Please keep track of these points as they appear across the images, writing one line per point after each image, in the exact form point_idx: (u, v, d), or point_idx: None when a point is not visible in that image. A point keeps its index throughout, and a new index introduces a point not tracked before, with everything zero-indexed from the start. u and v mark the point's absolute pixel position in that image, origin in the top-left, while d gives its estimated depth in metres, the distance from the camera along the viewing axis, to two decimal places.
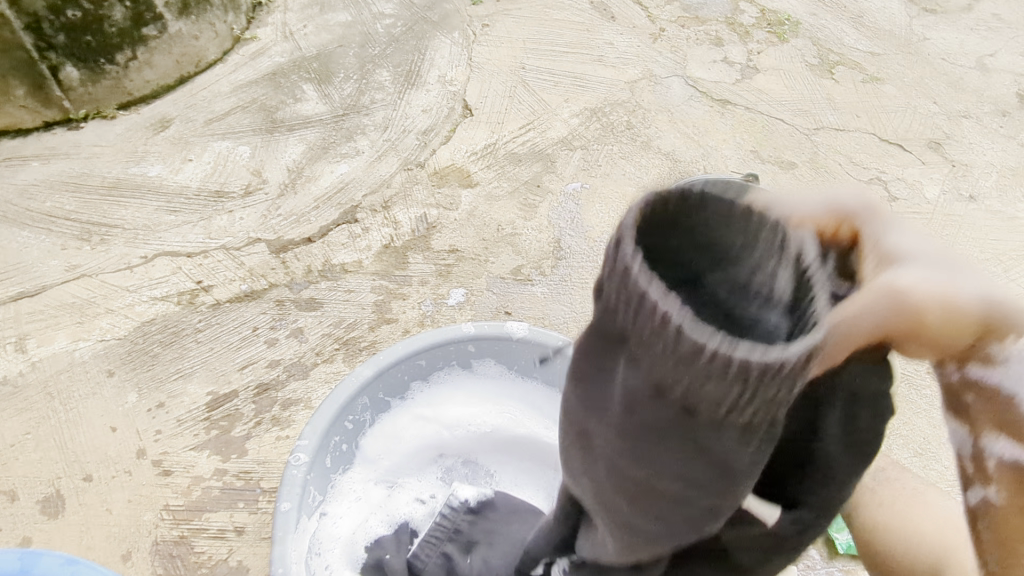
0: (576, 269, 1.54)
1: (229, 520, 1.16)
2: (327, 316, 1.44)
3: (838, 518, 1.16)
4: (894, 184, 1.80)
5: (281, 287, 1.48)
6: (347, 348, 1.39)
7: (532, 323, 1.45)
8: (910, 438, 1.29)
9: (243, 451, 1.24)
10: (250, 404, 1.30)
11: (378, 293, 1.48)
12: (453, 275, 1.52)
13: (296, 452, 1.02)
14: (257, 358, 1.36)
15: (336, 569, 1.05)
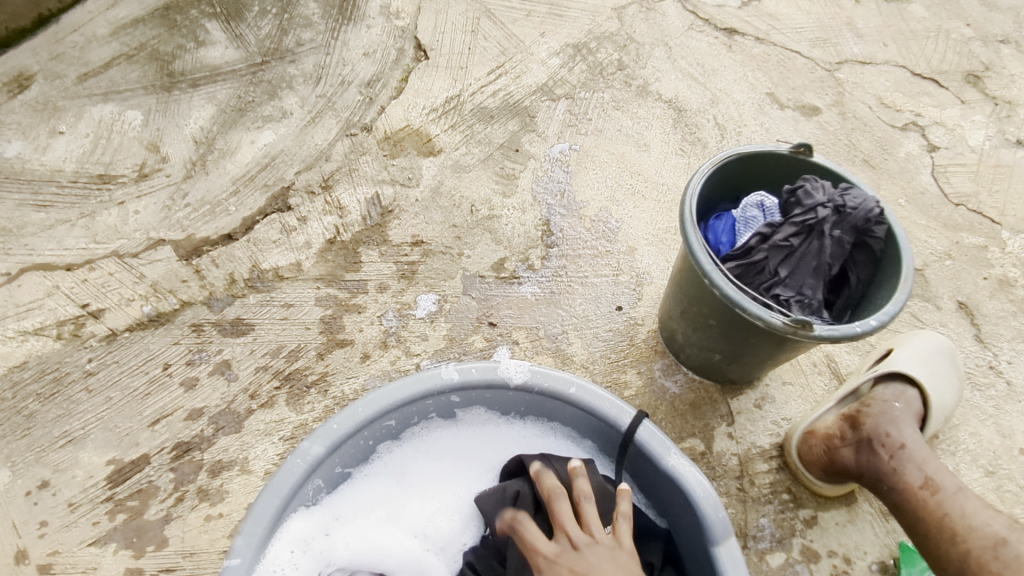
0: (571, 260, 1.25)
1: None
2: (261, 342, 1.12)
3: (910, 567, 0.97)
4: (931, 130, 1.54)
5: (197, 305, 1.15)
6: (291, 384, 1.09)
7: (523, 334, 1.16)
8: (977, 453, 1.11)
9: (163, 540, 0.95)
10: (166, 473, 1.00)
11: (325, 307, 1.16)
12: (420, 276, 1.21)
13: None
14: (172, 408, 1.05)
15: None
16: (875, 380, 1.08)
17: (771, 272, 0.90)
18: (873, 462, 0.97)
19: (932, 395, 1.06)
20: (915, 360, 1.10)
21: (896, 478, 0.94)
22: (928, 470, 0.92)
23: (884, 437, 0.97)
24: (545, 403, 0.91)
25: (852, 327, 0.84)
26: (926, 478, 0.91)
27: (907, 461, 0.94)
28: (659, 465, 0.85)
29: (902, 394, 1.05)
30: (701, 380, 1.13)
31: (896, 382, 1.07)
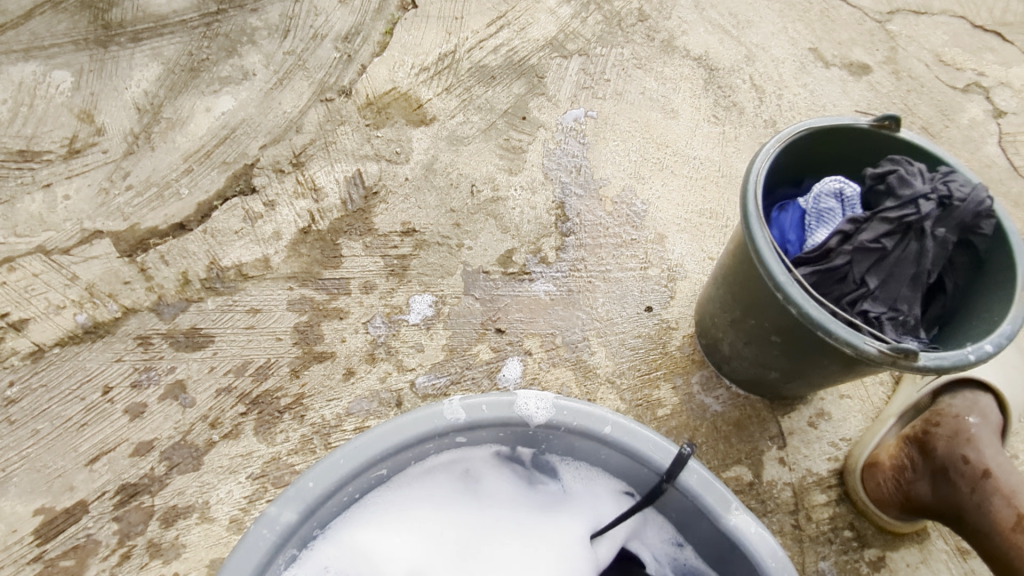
0: (591, 250, 1.06)
1: None
2: (222, 357, 0.93)
3: None
4: (996, 92, 1.34)
5: (143, 312, 0.95)
6: (260, 409, 0.90)
7: (537, 343, 0.98)
8: None
9: None
10: (108, 525, 0.82)
11: (299, 312, 0.97)
12: (412, 273, 1.01)
13: None
14: (114, 442, 0.86)
15: None
16: (940, 390, 0.92)
17: (857, 282, 0.73)
18: (952, 498, 0.81)
19: (1010, 399, 0.90)
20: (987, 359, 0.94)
21: (981, 515, 0.78)
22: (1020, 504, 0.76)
23: (959, 466, 0.81)
24: (573, 442, 0.73)
25: (964, 354, 0.68)
26: (1020, 517, 0.75)
27: (993, 493, 0.78)
28: (716, 523, 0.68)
29: (984, 405, 0.88)
30: (747, 395, 0.97)
31: (966, 389, 0.90)
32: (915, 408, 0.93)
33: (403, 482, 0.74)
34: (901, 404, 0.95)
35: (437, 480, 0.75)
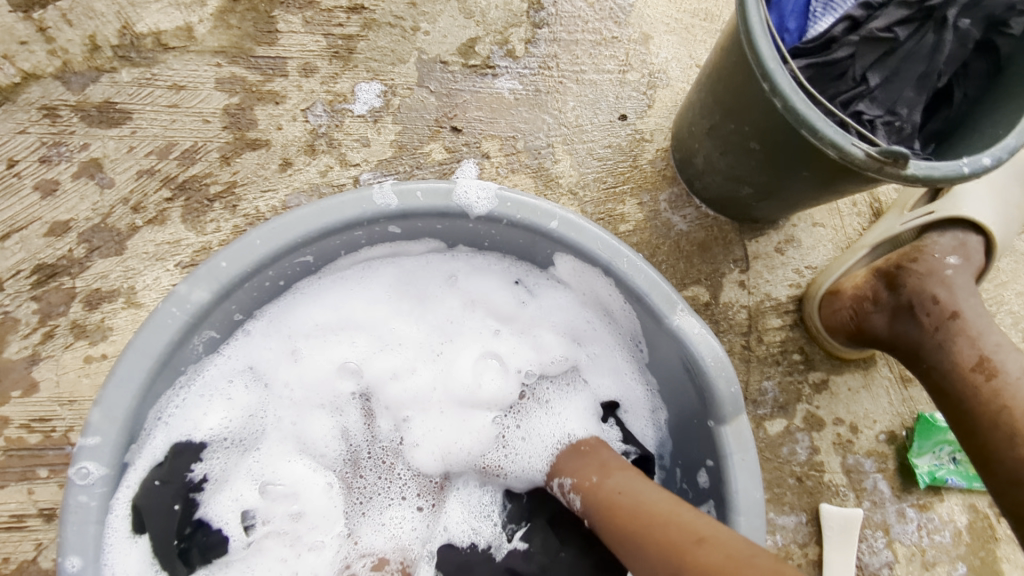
0: (565, 46, 0.93)
1: (28, 501, 0.72)
2: (142, 136, 0.83)
3: (923, 441, 0.86)
4: None
5: (47, 79, 0.83)
6: (187, 196, 0.82)
7: (495, 146, 0.89)
8: (1018, 316, 0.96)
9: (30, 386, 0.75)
10: (26, 304, 0.77)
11: (228, 92, 0.85)
12: (359, 57, 0.88)
13: (77, 465, 0.54)
14: (26, 219, 0.79)
15: None
16: (928, 226, 0.84)
17: (856, 78, 0.63)
18: (911, 335, 0.79)
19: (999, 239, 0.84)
20: (994, 199, 0.85)
21: (938, 354, 0.76)
22: (984, 347, 0.74)
23: (928, 305, 0.77)
24: (517, 238, 0.67)
25: (958, 165, 0.59)
26: (982, 359, 0.73)
27: (958, 334, 0.75)
28: (661, 323, 0.64)
29: (970, 248, 0.82)
30: (716, 217, 0.90)
31: (954, 229, 0.83)
32: (892, 241, 0.87)
33: (330, 272, 0.69)
34: (879, 235, 0.88)
35: (366, 276, 0.71)
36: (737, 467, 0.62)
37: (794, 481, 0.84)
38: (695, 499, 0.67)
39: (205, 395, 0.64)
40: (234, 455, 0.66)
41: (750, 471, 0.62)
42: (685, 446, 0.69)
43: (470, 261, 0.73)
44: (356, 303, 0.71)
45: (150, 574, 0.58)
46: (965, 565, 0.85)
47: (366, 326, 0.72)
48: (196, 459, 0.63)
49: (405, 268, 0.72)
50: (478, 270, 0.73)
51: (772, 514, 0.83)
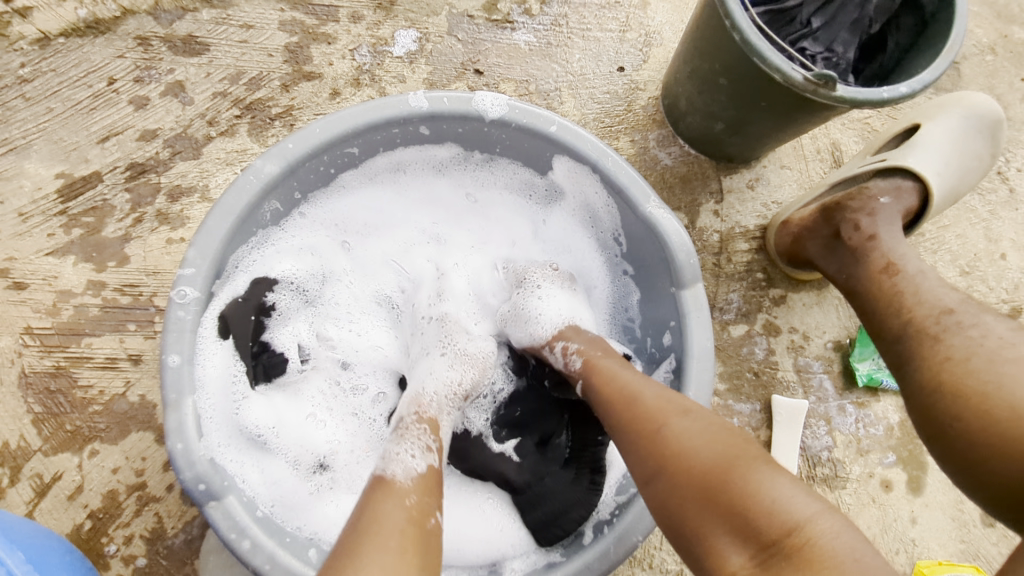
0: (574, 8, 1.08)
1: (120, 347, 0.90)
2: (217, 64, 1.00)
3: (863, 347, 1.01)
4: None
5: (141, 15, 1.00)
6: (253, 115, 0.99)
7: (511, 88, 1.05)
8: (958, 254, 1.09)
9: (123, 259, 0.92)
10: (121, 194, 0.94)
11: (289, 33, 1.02)
12: (399, 9, 1.05)
13: (180, 287, 0.70)
14: (122, 126, 0.96)
15: (252, 402, 0.77)
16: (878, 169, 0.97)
17: (802, 23, 0.79)
18: (841, 257, 0.91)
19: (943, 188, 0.95)
20: (939, 155, 0.95)
21: (857, 265, 0.88)
22: (892, 255, 0.85)
23: (852, 228, 0.90)
24: (524, 143, 0.85)
25: (879, 92, 0.74)
26: (888, 263, 0.84)
27: (873, 249, 0.87)
28: (638, 211, 0.81)
29: (902, 191, 0.93)
30: (697, 155, 1.05)
31: (893, 176, 0.95)
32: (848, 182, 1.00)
33: (373, 167, 0.87)
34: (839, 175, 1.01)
35: (407, 179, 0.91)
36: (694, 322, 0.78)
37: (750, 376, 1.00)
38: (660, 355, 0.84)
39: (279, 248, 0.83)
40: (296, 299, 0.84)
41: (702, 325, 0.79)
42: (652, 317, 0.87)
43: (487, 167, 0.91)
44: (399, 197, 0.92)
45: (231, 365, 0.76)
46: (894, 455, 1.00)
47: (406, 210, 0.93)
48: (269, 290, 0.82)
49: (441, 175, 0.92)
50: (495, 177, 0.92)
51: (731, 402, 0.99)
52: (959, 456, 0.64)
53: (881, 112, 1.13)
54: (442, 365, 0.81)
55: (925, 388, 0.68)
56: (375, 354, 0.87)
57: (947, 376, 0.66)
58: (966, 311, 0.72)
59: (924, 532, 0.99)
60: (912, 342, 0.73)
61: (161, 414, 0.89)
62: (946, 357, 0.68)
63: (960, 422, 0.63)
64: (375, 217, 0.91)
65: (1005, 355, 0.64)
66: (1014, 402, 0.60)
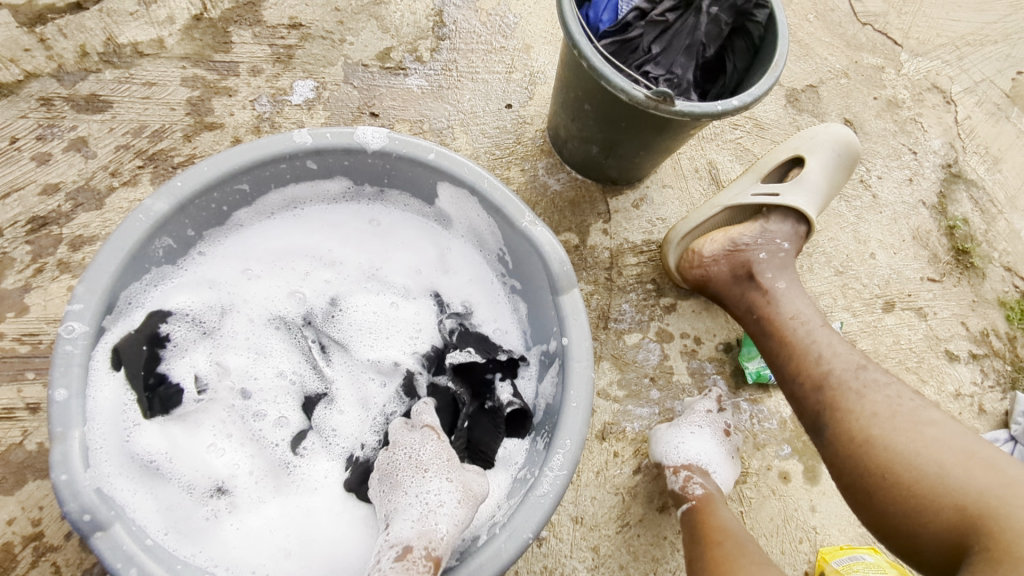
0: (462, 54, 1.18)
1: (17, 397, 0.90)
2: (119, 120, 1.05)
3: (749, 346, 1.07)
4: None
5: (45, 78, 1.05)
6: (155, 165, 1.03)
7: (406, 127, 1.12)
8: (831, 255, 1.19)
9: (22, 309, 0.94)
10: (22, 247, 0.96)
11: (191, 88, 1.08)
12: (297, 61, 1.13)
13: (66, 324, 0.72)
14: (24, 182, 0.99)
15: (144, 431, 0.78)
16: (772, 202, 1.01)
17: (644, 51, 0.90)
18: (748, 294, 0.93)
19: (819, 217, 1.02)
20: (816, 189, 1.01)
21: (769, 308, 0.89)
22: (800, 307, 0.87)
23: (761, 272, 0.92)
24: (408, 171, 0.91)
25: (713, 106, 0.83)
26: (797, 312, 0.86)
27: (783, 297, 0.89)
28: (515, 227, 0.88)
29: (793, 229, 0.99)
30: (584, 180, 1.14)
31: (788, 214, 0.99)
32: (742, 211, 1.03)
33: (266, 204, 0.91)
34: (730, 201, 1.03)
35: (300, 212, 0.95)
36: (571, 323, 0.84)
37: (647, 380, 1.05)
38: (549, 359, 0.89)
39: (173, 284, 0.86)
40: (193, 330, 0.87)
41: (579, 326, 0.84)
42: (539, 325, 0.92)
43: (378, 196, 0.97)
44: (296, 227, 0.95)
45: (124, 392, 0.78)
46: (789, 447, 1.05)
47: (304, 239, 0.96)
48: (164, 322, 0.84)
49: (333, 205, 0.97)
50: (389, 204, 0.98)
51: (630, 407, 1.03)
52: (890, 519, 0.67)
53: (750, 133, 1.25)
54: (443, 495, 0.75)
55: (853, 441, 0.71)
56: (277, 381, 0.89)
57: (875, 432, 0.70)
58: (878, 369, 0.76)
59: (825, 520, 1.02)
60: (833, 393, 0.76)
61: None
62: (872, 414, 0.72)
63: (892, 483, 0.67)
64: (277, 250, 0.94)
65: (923, 416, 0.70)
66: (940, 460, 0.65)
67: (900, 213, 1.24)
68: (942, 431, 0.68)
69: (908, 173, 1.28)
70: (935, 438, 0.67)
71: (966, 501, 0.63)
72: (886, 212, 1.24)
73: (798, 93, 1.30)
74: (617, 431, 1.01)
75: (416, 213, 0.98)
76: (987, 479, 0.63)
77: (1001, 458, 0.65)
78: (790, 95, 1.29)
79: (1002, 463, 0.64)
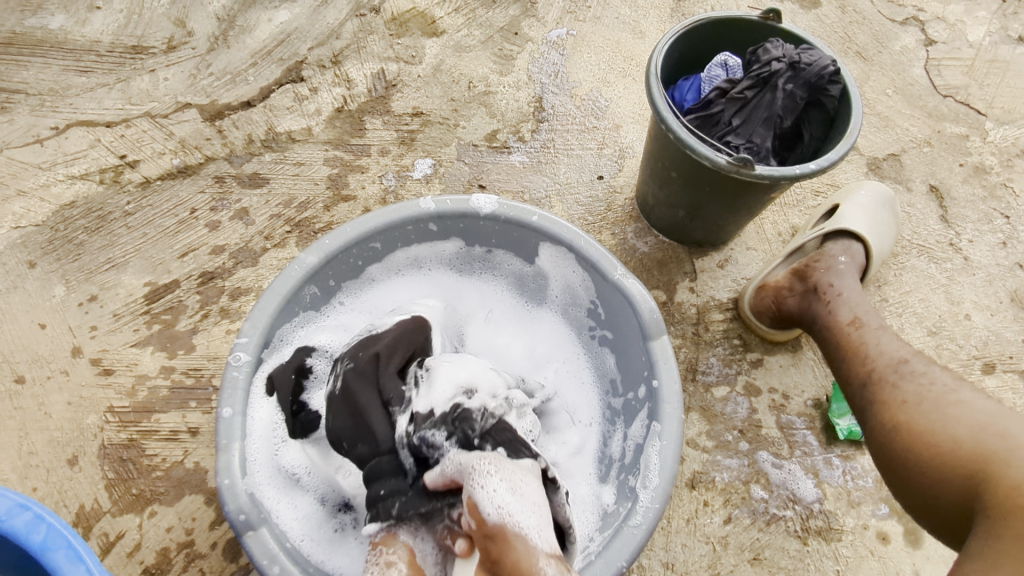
0: (559, 134, 1.34)
1: (182, 421, 1.06)
2: (274, 193, 1.26)
3: (840, 403, 1.09)
4: (931, 25, 1.53)
5: (219, 160, 1.28)
6: (300, 230, 1.23)
7: (509, 197, 1.27)
8: (923, 315, 1.19)
9: (191, 347, 1.12)
10: (194, 296, 1.16)
11: (332, 166, 1.29)
12: (418, 143, 1.32)
13: (236, 351, 0.88)
14: (198, 244, 1.21)
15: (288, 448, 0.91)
16: (823, 237, 1.18)
17: (726, 124, 0.99)
18: (813, 307, 1.07)
19: (875, 244, 1.16)
20: (865, 218, 1.18)
21: (830, 318, 1.04)
22: (857, 311, 1.02)
23: (825, 286, 1.07)
24: (514, 234, 1.04)
25: (792, 170, 0.92)
26: (852, 316, 1.01)
27: (841, 304, 1.04)
28: (609, 280, 0.98)
29: (852, 253, 1.14)
30: (671, 243, 1.23)
31: (842, 238, 1.16)
32: (801, 250, 1.19)
33: (392, 262, 1.06)
34: (791, 246, 1.21)
35: (419, 269, 1.10)
36: (662, 366, 0.91)
37: (736, 432, 1.08)
38: (638, 405, 0.95)
39: (317, 327, 1.01)
40: None
41: (670, 371, 0.91)
42: (629, 373, 0.99)
43: (487, 256, 1.10)
44: (415, 282, 1.10)
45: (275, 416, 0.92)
46: (887, 507, 1.03)
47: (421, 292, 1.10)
48: None
49: (447, 265, 1.11)
50: (495, 264, 1.11)
51: (719, 458, 1.06)
52: (920, 492, 0.80)
53: None
54: None
55: (884, 428, 0.85)
56: None
57: (902, 417, 0.84)
58: (918, 361, 0.89)
59: None
60: (875, 387, 0.91)
61: (211, 478, 1.03)
62: (903, 402, 0.85)
63: (917, 459, 0.80)
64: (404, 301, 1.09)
65: (948, 399, 0.82)
66: (955, 436, 0.78)
67: (994, 275, 1.24)
68: (964, 412, 0.80)
69: (1002, 236, 1.28)
70: (955, 416, 0.80)
71: (969, 454, 0.75)
72: (980, 275, 1.24)
73: (879, 162, 1.36)
74: (707, 480, 1.04)
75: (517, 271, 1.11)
76: (992, 442, 0.75)
77: (1013, 428, 0.75)
78: (872, 164, 1.35)
79: (1008, 428, 0.75)
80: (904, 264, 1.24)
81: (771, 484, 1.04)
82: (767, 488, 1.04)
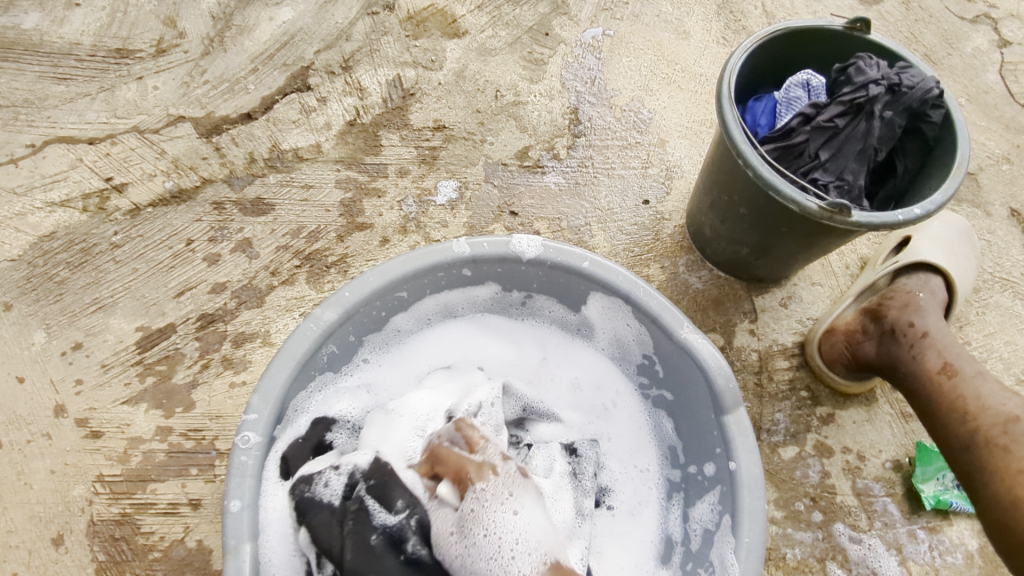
0: (598, 151, 1.19)
1: (182, 492, 0.94)
2: (280, 221, 1.12)
3: (925, 466, 0.97)
4: (1004, 24, 1.38)
5: (217, 183, 1.14)
6: (310, 264, 1.09)
7: (544, 226, 1.13)
8: (1010, 361, 1.07)
9: (190, 403, 0.99)
10: (192, 342, 1.03)
11: (345, 189, 1.14)
12: (441, 162, 1.17)
13: (243, 432, 0.75)
14: (196, 281, 1.07)
15: None
16: (896, 272, 1.03)
17: (811, 156, 0.85)
18: (893, 351, 0.94)
19: (957, 279, 1.02)
20: (942, 248, 1.04)
21: (914, 365, 0.91)
22: (947, 355, 0.89)
23: (905, 327, 0.94)
24: (559, 279, 0.90)
25: (894, 215, 0.78)
26: (944, 363, 0.88)
27: (928, 348, 0.91)
28: (673, 338, 0.85)
29: (932, 287, 0.99)
30: (727, 278, 1.10)
31: (919, 271, 1.02)
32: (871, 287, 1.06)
33: (417, 309, 0.93)
34: (859, 282, 1.08)
35: (450, 316, 0.97)
36: (739, 443, 0.79)
37: (808, 501, 0.96)
38: (706, 483, 0.83)
39: (337, 391, 0.89)
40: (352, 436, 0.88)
41: (748, 449, 0.79)
42: (693, 442, 0.87)
43: (528, 302, 0.96)
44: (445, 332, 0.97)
45: None
46: None
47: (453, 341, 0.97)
48: (328, 429, 0.86)
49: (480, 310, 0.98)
50: (535, 310, 0.98)
51: (790, 532, 0.94)
52: None
53: None
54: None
55: (1002, 504, 0.75)
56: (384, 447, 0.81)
57: (1021, 491, 0.74)
58: None
59: None
60: (984, 452, 0.79)
61: (216, 559, 0.91)
62: (1018, 472, 0.76)
63: None
64: (437, 351, 0.96)
65: None
66: None
67: None
68: None
69: None
70: None
71: None
72: None
73: None
74: (777, 558, 0.92)
75: (561, 318, 0.97)
76: None
77: None
78: None
79: None
80: (987, 302, 1.11)
81: (850, 561, 0.93)
82: (845, 567, 0.93)
